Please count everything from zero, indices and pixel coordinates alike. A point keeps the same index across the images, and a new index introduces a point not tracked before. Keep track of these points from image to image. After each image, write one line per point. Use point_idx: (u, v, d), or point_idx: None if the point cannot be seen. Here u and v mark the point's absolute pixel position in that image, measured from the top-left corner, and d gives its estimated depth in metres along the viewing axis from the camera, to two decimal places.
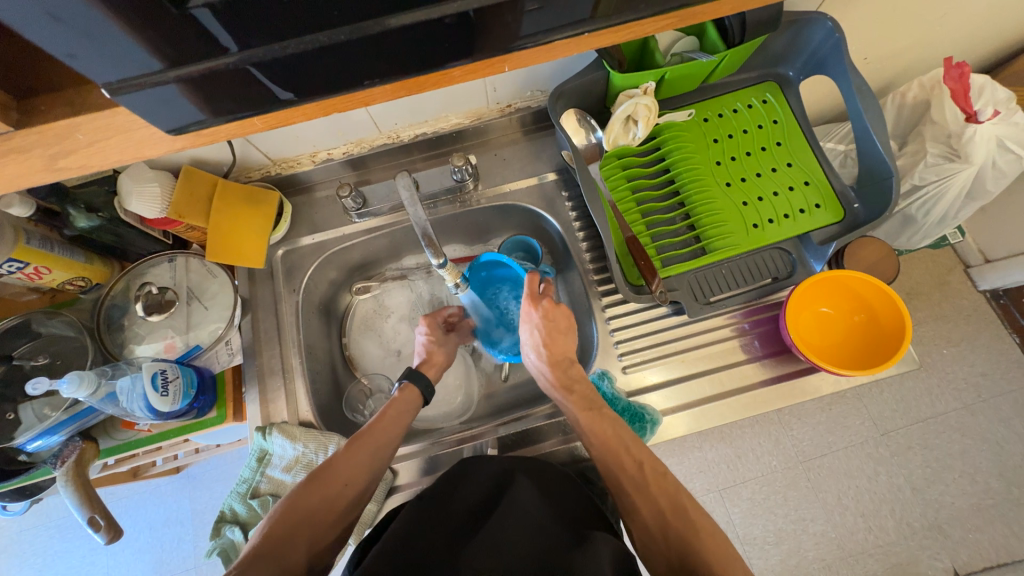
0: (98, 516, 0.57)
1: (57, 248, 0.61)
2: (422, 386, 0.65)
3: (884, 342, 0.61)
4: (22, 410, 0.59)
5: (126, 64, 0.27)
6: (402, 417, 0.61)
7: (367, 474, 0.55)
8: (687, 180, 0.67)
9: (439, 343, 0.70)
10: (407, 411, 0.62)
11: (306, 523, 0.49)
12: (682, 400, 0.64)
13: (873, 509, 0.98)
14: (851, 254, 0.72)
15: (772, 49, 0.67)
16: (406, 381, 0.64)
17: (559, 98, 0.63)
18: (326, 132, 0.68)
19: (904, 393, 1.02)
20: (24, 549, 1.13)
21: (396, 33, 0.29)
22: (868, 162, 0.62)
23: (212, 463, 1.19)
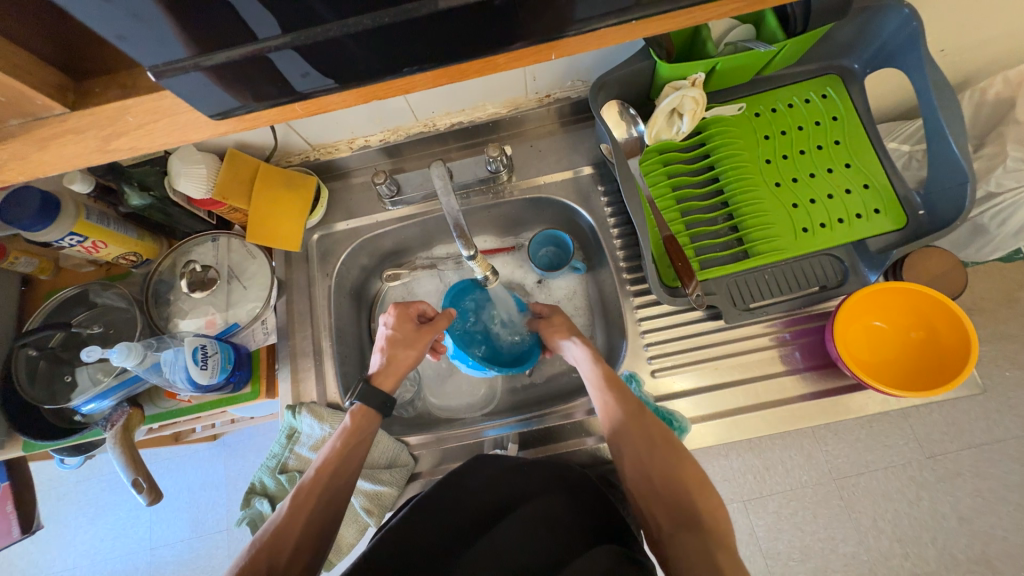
0: (142, 478, 0.61)
1: (112, 223, 0.64)
2: (378, 402, 0.61)
3: (943, 363, 0.56)
4: (78, 373, 0.64)
5: (171, 47, 0.27)
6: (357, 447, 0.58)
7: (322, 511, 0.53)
8: (733, 178, 0.64)
9: (404, 339, 0.65)
10: (363, 438, 0.59)
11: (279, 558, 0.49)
12: (713, 409, 0.61)
13: (911, 536, 0.92)
14: (911, 264, 0.66)
15: (837, 39, 0.61)
16: (359, 403, 0.61)
17: (601, 89, 0.61)
18: (364, 119, 0.68)
19: (956, 416, 0.95)
20: (78, 498, 1.23)
21: (441, 16, 0.28)
22: (940, 165, 0.56)
23: (245, 433, 1.25)
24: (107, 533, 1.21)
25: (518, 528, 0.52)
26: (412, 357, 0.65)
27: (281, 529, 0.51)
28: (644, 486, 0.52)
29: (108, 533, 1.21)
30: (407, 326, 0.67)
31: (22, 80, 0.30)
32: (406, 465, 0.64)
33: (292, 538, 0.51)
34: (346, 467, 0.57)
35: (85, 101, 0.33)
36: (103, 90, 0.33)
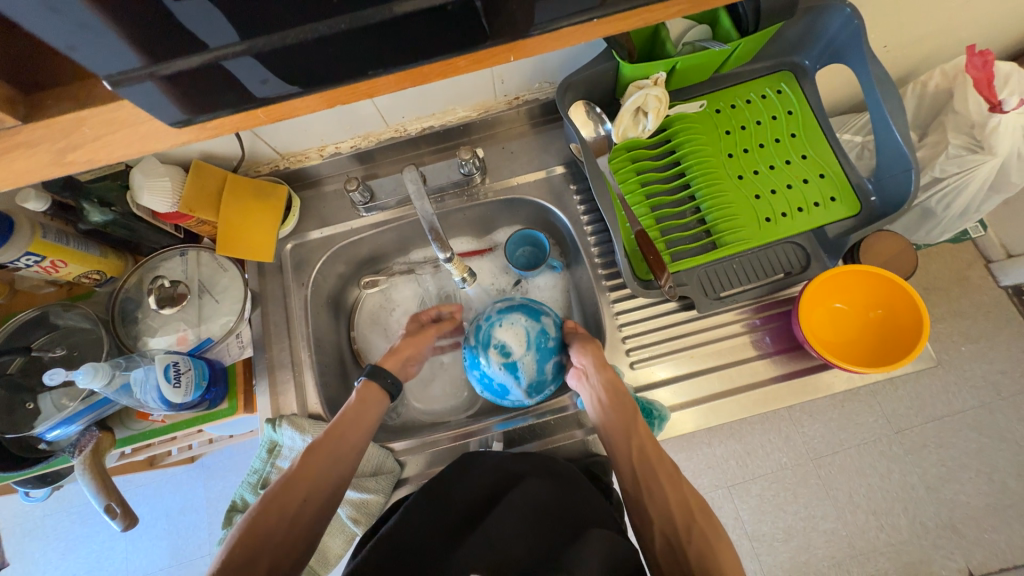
0: (115, 503, 0.59)
1: (72, 241, 0.62)
2: (386, 381, 0.62)
3: (901, 339, 0.60)
4: (41, 399, 0.61)
5: (125, 56, 0.27)
6: (364, 415, 0.59)
7: (326, 487, 0.52)
8: (698, 173, 0.66)
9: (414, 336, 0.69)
10: (372, 405, 0.60)
11: (269, 540, 0.48)
12: (690, 396, 0.63)
13: (885, 508, 0.97)
14: (867, 248, 0.70)
15: (787, 37, 0.65)
16: (367, 377, 0.61)
17: (568, 90, 0.62)
18: (333, 125, 0.68)
19: (919, 391, 1.00)
20: (47, 533, 1.17)
21: (399, 21, 0.29)
22: (887, 154, 0.60)
23: (225, 453, 1.21)
24: (80, 568, 1.15)
25: (509, 517, 0.52)
26: (417, 351, 0.68)
27: (291, 481, 0.51)
28: (664, 539, 0.49)
29: (81, 568, 1.15)
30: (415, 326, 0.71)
31: None
32: (392, 471, 0.64)
33: (298, 500, 0.51)
34: (359, 428, 0.57)
35: (38, 114, 0.32)
36: (56, 102, 0.32)
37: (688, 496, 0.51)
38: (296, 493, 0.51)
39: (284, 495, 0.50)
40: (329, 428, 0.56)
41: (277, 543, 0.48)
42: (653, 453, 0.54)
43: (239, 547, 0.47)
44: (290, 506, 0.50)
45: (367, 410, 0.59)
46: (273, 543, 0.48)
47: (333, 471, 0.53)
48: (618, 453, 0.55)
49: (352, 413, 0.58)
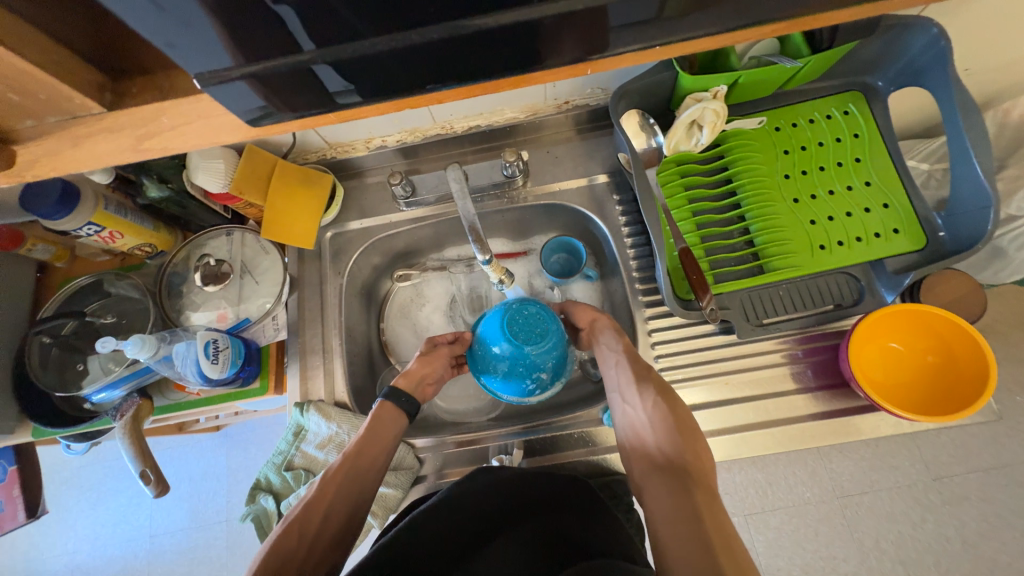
0: (149, 470, 0.61)
1: (130, 215, 0.65)
2: (404, 403, 0.62)
3: (959, 389, 0.56)
4: (90, 361, 0.65)
5: (214, 55, 0.27)
6: (384, 436, 0.60)
7: (346, 510, 0.53)
8: (750, 192, 0.63)
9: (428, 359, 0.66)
10: (392, 428, 0.61)
11: (294, 557, 0.48)
12: (722, 424, 0.61)
13: (915, 558, 0.91)
14: (930, 286, 0.65)
15: (861, 56, 0.61)
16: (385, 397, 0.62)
17: (622, 98, 0.60)
18: (383, 119, 0.68)
19: (965, 438, 0.94)
20: (81, 482, 1.24)
21: (477, 36, 0.28)
22: (962, 189, 0.55)
23: (248, 425, 1.25)
24: (108, 519, 1.22)
25: (516, 542, 0.51)
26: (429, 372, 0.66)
27: (315, 500, 0.52)
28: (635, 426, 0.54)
29: (108, 519, 1.22)
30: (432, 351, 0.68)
31: (62, 79, 0.30)
32: (411, 467, 0.65)
33: (319, 514, 0.51)
34: (376, 448, 0.58)
35: (122, 101, 0.33)
36: (138, 91, 0.33)
37: (656, 386, 0.55)
38: (319, 510, 0.52)
39: (308, 511, 0.51)
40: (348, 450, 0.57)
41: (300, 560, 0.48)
42: (631, 357, 0.58)
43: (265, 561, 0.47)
44: (312, 522, 0.50)
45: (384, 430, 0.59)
46: (297, 559, 0.48)
47: (355, 494, 0.54)
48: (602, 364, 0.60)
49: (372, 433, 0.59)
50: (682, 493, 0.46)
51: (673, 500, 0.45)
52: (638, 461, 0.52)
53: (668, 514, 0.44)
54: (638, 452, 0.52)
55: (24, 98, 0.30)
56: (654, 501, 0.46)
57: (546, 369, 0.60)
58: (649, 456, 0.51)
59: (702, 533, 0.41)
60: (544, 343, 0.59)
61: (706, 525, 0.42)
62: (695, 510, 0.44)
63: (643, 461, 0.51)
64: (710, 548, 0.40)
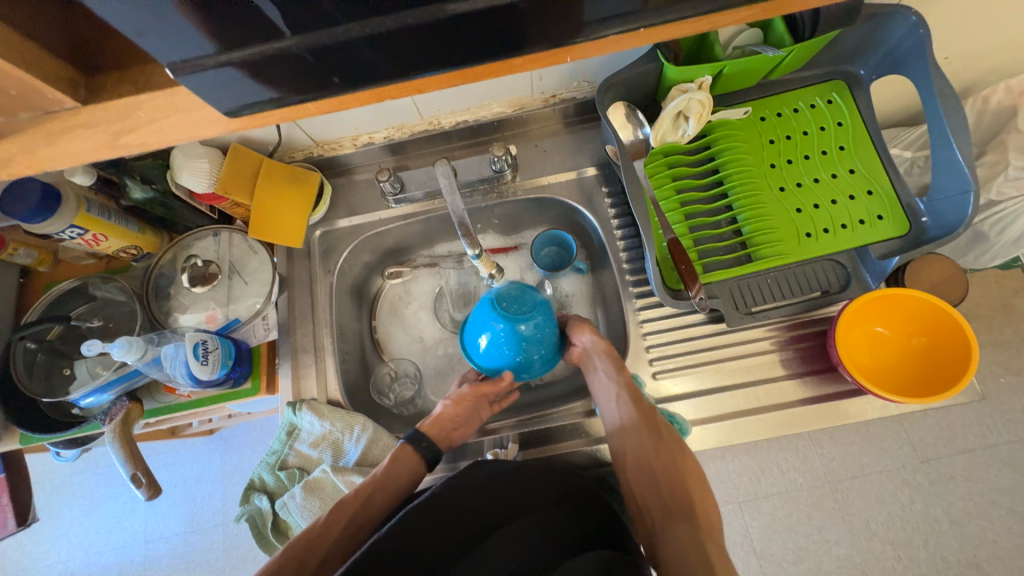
0: (140, 473, 0.60)
1: (113, 217, 0.64)
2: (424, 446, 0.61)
3: (945, 370, 0.57)
4: (77, 366, 0.64)
5: (186, 44, 0.26)
6: (400, 480, 0.59)
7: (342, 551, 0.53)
8: (737, 182, 0.64)
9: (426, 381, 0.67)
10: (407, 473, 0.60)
11: None
12: (713, 411, 0.61)
13: (904, 538, 0.93)
14: (913, 271, 0.67)
15: (843, 46, 0.61)
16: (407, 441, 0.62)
17: (609, 90, 0.61)
18: (369, 115, 0.68)
19: (950, 420, 0.96)
20: (73, 490, 1.23)
21: (455, 22, 0.28)
22: (942, 174, 0.56)
23: (243, 428, 1.24)
24: (102, 527, 1.20)
25: (518, 538, 0.51)
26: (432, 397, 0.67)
27: (309, 541, 0.53)
28: (641, 473, 0.59)
29: (102, 526, 1.21)
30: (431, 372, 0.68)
31: (34, 73, 0.29)
32: None
33: (316, 557, 0.52)
34: (387, 490, 0.58)
35: (97, 96, 0.32)
36: (114, 85, 0.32)
37: (660, 428, 0.59)
38: (316, 551, 0.52)
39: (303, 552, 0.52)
40: (355, 491, 0.58)
41: None
42: (635, 396, 0.60)
43: None
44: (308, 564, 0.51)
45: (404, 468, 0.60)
46: None
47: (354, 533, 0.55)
48: (604, 411, 0.62)
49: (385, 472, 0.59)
50: (691, 530, 0.55)
51: (692, 548, 0.53)
52: (646, 499, 0.60)
53: (682, 547, 0.54)
54: (646, 493, 0.59)
55: None
56: (676, 553, 0.54)
57: (542, 342, 0.62)
58: (658, 505, 0.59)
59: (715, 563, 0.51)
60: (535, 316, 0.61)
61: (710, 549, 0.53)
62: (700, 537, 0.54)
63: (654, 512, 0.59)
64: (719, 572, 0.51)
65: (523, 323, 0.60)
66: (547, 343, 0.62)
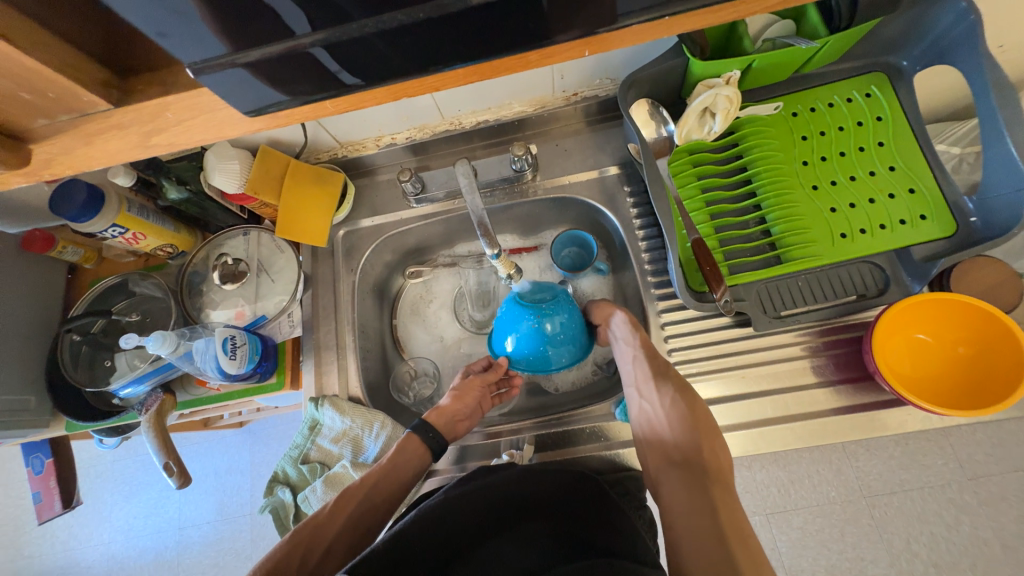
0: (172, 462, 0.63)
1: (151, 216, 0.67)
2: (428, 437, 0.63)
3: (993, 382, 0.53)
4: (117, 358, 0.68)
5: (208, 43, 0.27)
6: (406, 470, 0.61)
7: (349, 538, 0.56)
8: (766, 181, 0.61)
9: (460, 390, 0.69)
10: (415, 465, 0.62)
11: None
12: (739, 418, 0.59)
13: (948, 560, 0.87)
14: (960, 275, 0.62)
15: (883, 35, 0.58)
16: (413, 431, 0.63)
17: (632, 87, 0.59)
18: (391, 116, 0.69)
19: (1003, 436, 0.89)
20: (114, 475, 1.30)
21: (469, 13, 0.28)
22: (996, 171, 0.52)
23: (270, 422, 1.28)
24: (140, 511, 1.27)
25: (517, 540, 0.52)
26: (462, 408, 0.67)
27: (318, 527, 0.55)
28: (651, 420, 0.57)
29: (140, 511, 1.27)
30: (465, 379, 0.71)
31: (72, 77, 0.31)
32: None
33: (323, 544, 0.54)
34: (390, 486, 0.60)
35: (129, 97, 0.33)
36: (144, 87, 0.34)
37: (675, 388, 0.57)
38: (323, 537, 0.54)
39: (310, 537, 0.54)
40: (362, 478, 0.60)
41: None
42: (648, 350, 0.60)
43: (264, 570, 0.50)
44: (315, 550, 0.53)
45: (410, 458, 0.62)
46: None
47: (360, 521, 0.57)
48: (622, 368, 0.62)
49: (393, 464, 0.61)
50: (701, 492, 0.51)
51: (699, 505, 0.50)
52: (658, 458, 0.56)
53: (686, 512, 0.50)
54: (654, 440, 0.57)
55: (34, 96, 0.31)
56: (680, 506, 0.51)
57: (567, 341, 0.63)
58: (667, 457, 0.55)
59: (722, 519, 0.48)
60: (559, 313, 0.62)
61: (722, 517, 0.48)
62: (713, 505, 0.50)
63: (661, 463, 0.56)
64: (726, 538, 0.46)
65: (546, 322, 0.61)
66: (572, 341, 0.63)
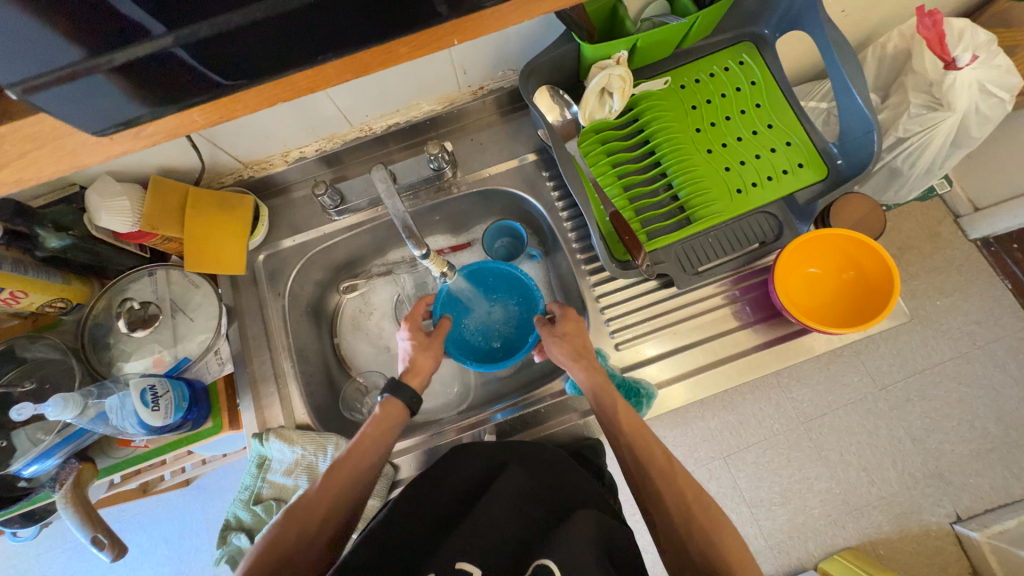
0: (102, 535, 0.57)
1: (32, 270, 0.59)
2: (406, 398, 0.60)
3: (874, 298, 0.61)
4: (15, 437, 0.58)
5: (29, 59, 0.25)
6: (388, 435, 0.58)
7: (349, 502, 0.53)
8: (668, 150, 0.66)
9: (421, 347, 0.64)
10: (395, 426, 0.59)
11: (292, 556, 0.48)
12: (677, 371, 0.64)
13: (875, 463, 0.99)
14: (837, 212, 0.71)
15: (745, 8, 0.64)
16: (389, 395, 0.60)
17: (531, 75, 0.62)
18: (295, 128, 0.66)
19: (900, 347, 1.03)
20: (41, 571, 1.14)
21: (328, 4, 0.27)
22: (849, 116, 0.60)
23: (221, 473, 1.19)
24: None
25: (497, 508, 0.49)
26: (434, 362, 0.64)
27: (310, 502, 0.51)
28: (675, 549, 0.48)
29: None
30: (420, 334, 0.66)
31: None
32: (386, 474, 0.64)
33: (320, 514, 0.51)
34: (377, 448, 0.57)
35: None
36: None
37: (697, 522, 0.48)
38: (319, 509, 0.51)
39: (305, 512, 0.51)
40: (349, 446, 0.56)
41: (298, 562, 0.48)
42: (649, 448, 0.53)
43: (259, 556, 0.48)
44: (312, 523, 0.50)
45: (367, 465, 0.55)
46: (295, 558, 0.48)
47: (356, 485, 0.54)
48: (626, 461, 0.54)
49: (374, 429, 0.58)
50: None
51: None
52: None
53: None
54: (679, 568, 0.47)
55: None
56: None
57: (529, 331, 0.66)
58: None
59: None
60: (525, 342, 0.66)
61: None
62: None
63: None
64: None
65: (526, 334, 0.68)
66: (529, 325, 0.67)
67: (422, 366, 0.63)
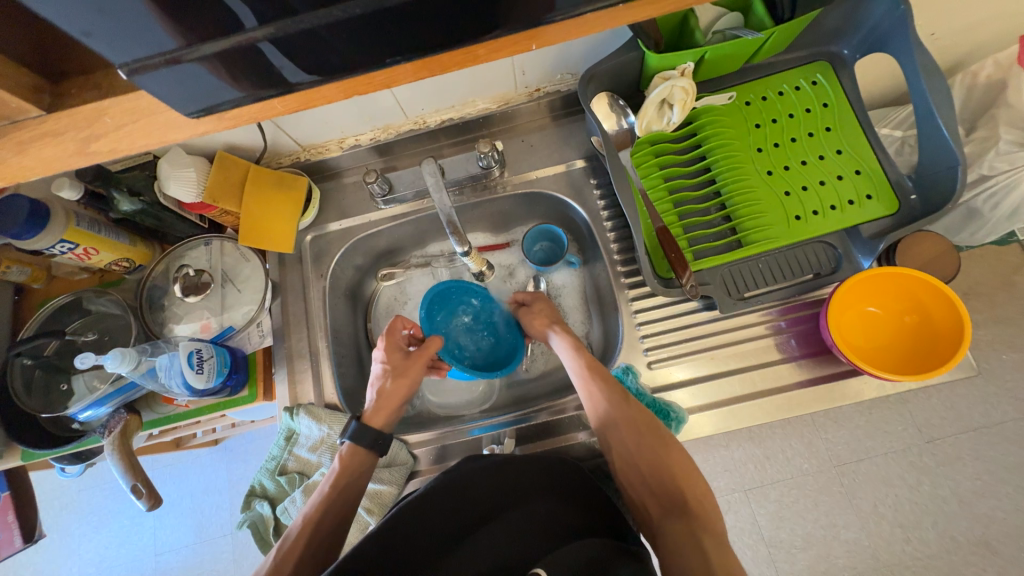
0: (140, 484, 0.60)
1: (104, 230, 0.64)
2: (371, 439, 0.60)
3: (938, 345, 0.57)
4: (74, 381, 0.64)
5: (141, 42, 0.26)
6: (349, 492, 0.57)
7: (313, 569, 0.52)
8: (724, 168, 0.64)
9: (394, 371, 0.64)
10: (355, 481, 0.58)
11: None
12: (710, 398, 0.61)
13: (913, 520, 0.92)
14: (904, 249, 0.66)
15: (825, 25, 0.61)
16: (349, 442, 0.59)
17: (591, 81, 0.60)
18: (354, 117, 0.68)
19: (954, 400, 0.95)
20: (81, 507, 1.23)
21: (412, 6, 0.27)
22: (931, 149, 0.56)
23: (247, 437, 1.25)
24: (111, 541, 1.21)
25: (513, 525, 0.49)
26: (409, 388, 0.64)
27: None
28: (634, 473, 0.55)
29: (112, 540, 1.21)
30: (396, 356, 0.66)
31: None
32: (405, 463, 0.65)
33: None
34: (337, 509, 0.56)
35: (63, 103, 0.32)
36: (79, 91, 0.32)
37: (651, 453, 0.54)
38: None
39: None
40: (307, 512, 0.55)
41: None
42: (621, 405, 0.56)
43: None
44: None
45: (328, 529, 0.54)
46: None
47: (319, 551, 0.53)
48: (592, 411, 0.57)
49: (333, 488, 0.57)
50: (692, 538, 0.48)
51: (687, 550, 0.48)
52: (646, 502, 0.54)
53: (682, 552, 0.48)
54: (633, 481, 0.55)
55: None
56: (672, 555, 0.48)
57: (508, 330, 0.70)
58: (655, 500, 0.53)
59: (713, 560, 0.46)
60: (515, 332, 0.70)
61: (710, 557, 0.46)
62: (702, 546, 0.47)
63: (648, 503, 0.54)
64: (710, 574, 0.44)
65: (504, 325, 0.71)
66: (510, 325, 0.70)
67: (392, 392, 0.63)
